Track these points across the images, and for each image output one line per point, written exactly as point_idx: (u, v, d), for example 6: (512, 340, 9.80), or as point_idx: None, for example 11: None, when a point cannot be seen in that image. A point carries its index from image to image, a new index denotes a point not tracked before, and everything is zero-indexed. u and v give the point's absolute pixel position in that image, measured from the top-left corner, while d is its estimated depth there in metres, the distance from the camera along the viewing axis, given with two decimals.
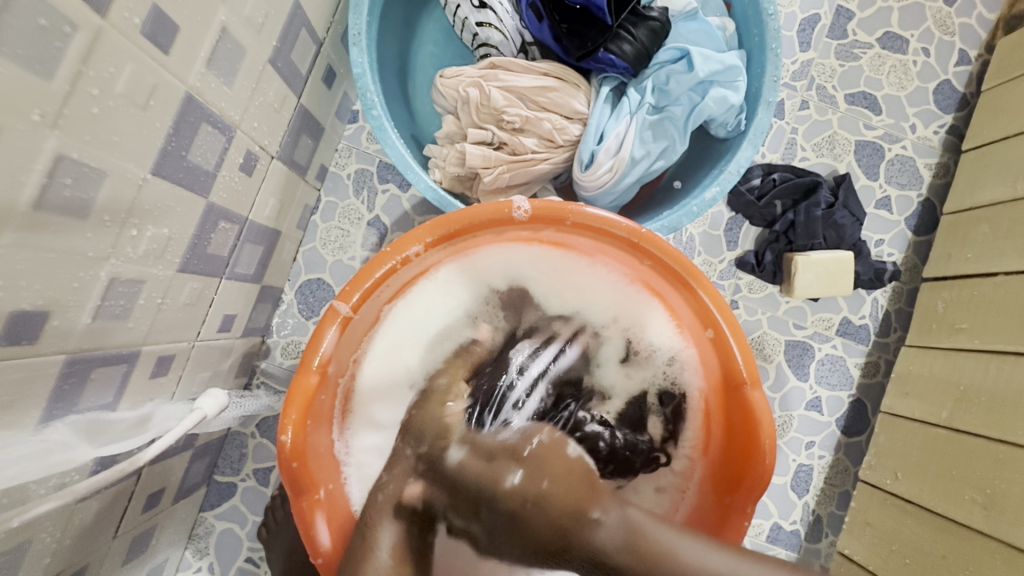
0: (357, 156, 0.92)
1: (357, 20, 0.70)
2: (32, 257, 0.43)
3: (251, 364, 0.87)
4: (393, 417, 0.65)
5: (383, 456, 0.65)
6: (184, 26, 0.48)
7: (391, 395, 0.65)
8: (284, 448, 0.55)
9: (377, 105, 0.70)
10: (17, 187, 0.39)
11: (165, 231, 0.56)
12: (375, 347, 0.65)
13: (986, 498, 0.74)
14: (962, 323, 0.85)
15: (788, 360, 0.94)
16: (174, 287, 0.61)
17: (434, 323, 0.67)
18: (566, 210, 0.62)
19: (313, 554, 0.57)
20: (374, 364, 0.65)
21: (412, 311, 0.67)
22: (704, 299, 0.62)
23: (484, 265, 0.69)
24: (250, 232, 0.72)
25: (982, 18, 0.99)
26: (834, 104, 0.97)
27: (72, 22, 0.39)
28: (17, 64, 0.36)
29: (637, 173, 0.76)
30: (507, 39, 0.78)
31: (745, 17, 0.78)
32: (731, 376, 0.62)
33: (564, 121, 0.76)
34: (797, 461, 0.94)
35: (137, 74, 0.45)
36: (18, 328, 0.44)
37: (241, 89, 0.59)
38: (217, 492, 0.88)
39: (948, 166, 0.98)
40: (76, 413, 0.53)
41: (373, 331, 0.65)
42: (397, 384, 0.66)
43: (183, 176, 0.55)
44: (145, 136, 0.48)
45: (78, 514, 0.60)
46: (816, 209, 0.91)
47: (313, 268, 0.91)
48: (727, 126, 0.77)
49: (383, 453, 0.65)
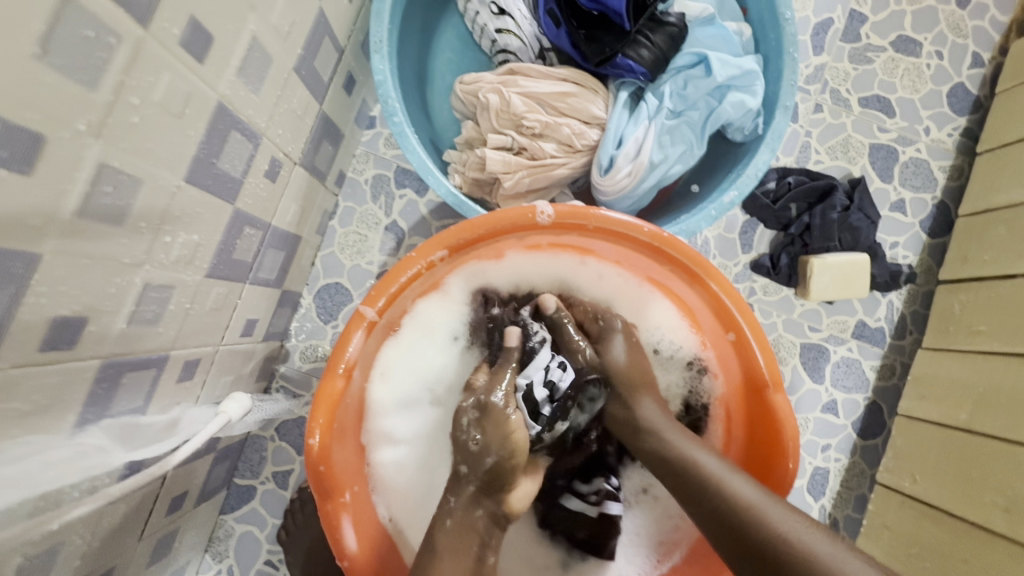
0: (375, 162, 0.93)
1: (379, 28, 0.70)
2: (72, 264, 0.44)
3: (270, 368, 0.88)
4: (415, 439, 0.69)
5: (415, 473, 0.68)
6: (217, 35, 0.49)
7: (409, 405, 0.68)
8: (312, 451, 0.56)
9: (398, 111, 0.70)
10: (60, 195, 0.40)
11: (194, 237, 0.56)
12: (389, 359, 0.67)
13: (1007, 501, 0.74)
14: (980, 325, 0.85)
15: (803, 363, 0.94)
16: (201, 291, 0.61)
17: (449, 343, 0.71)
18: (588, 214, 0.62)
19: (340, 558, 0.57)
20: (389, 377, 0.67)
21: (431, 322, 0.69)
22: (722, 298, 0.63)
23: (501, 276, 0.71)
24: (273, 238, 0.73)
25: (995, 20, 0.99)
26: (848, 107, 0.97)
27: (116, 32, 0.39)
28: (63, 75, 0.37)
29: (655, 178, 0.76)
30: (525, 45, 0.79)
31: (761, 22, 0.78)
32: (753, 379, 0.63)
33: (582, 126, 0.77)
34: (814, 464, 0.94)
35: (173, 83, 0.46)
36: (58, 333, 0.45)
37: (267, 96, 0.59)
38: (237, 495, 0.89)
39: (962, 168, 0.98)
40: (109, 417, 0.54)
41: (391, 341, 0.66)
42: (419, 396, 0.69)
43: (212, 182, 0.56)
44: (179, 143, 0.49)
45: (106, 517, 0.60)
46: (832, 212, 0.91)
47: (332, 272, 0.92)
48: (744, 130, 0.78)
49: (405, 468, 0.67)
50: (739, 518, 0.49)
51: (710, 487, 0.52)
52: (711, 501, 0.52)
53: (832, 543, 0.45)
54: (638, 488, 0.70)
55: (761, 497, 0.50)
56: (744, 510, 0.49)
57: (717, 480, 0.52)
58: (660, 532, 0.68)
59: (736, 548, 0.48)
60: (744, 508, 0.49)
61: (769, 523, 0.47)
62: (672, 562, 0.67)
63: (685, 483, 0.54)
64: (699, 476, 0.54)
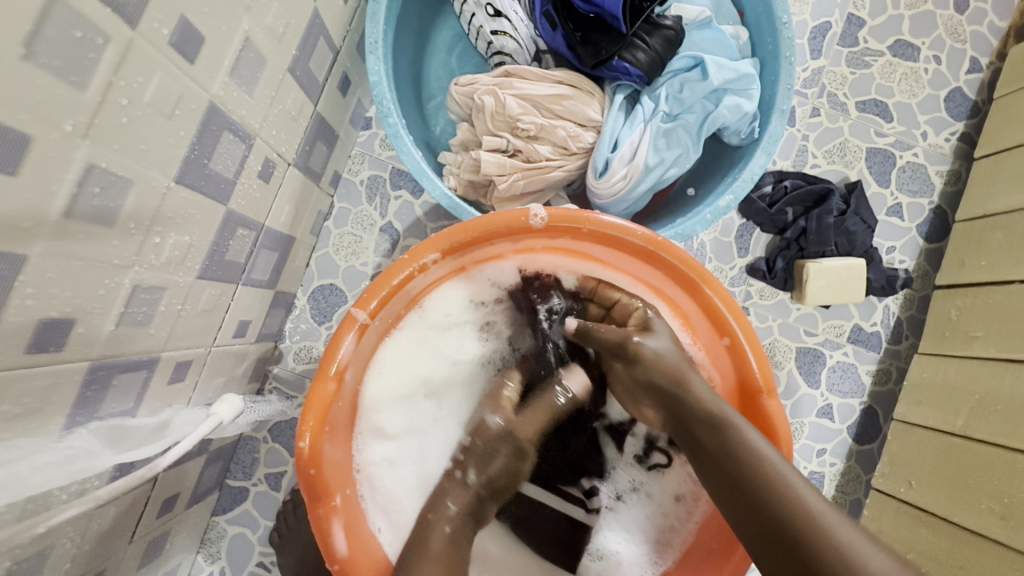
0: (370, 163, 0.92)
1: (374, 29, 0.70)
2: (62, 265, 0.44)
3: (264, 369, 0.88)
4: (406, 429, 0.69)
5: (401, 464, 0.68)
6: (209, 37, 0.49)
7: (402, 398, 0.69)
8: (302, 455, 0.56)
9: (393, 113, 0.70)
10: (48, 196, 0.40)
11: (186, 238, 0.56)
12: (385, 355, 0.67)
13: (1004, 509, 0.74)
14: (977, 330, 0.85)
15: (799, 367, 0.94)
16: (193, 293, 0.61)
17: (443, 336, 0.71)
18: (582, 218, 0.62)
19: (329, 561, 0.57)
20: (385, 372, 0.67)
21: (432, 319, 0.70)
22: (714, 302, 0.63)
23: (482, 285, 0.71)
24: (266, 239, 0.72)
25: (993, 25, 0.99)
26: (845, 112, 0.97)
27: (105, 33, 0.39)
28: (50, 75, 0.37)
29: (650, 181, 0.76)
30: (522, 47, 0.79)
31: (758, 26, 0.78)
32: (747, 384, 0.63)
33: (578, 129, 0.77)
34: (809, 468, 0.93)
35: (164, 84, 0.45)
36: (45, 335, 0.45)
37: (261, 98, 0.59)
38: (230, 497, 0.89)
39: (960, 173, 0.98)
40: (98, 419, 0.54)
41: (384, 340, 0.66)
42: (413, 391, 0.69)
43: (205, 184, 0.56)
44: (169, 144, 0.49)
45: (96, 519, 0.60)
46: (827, 217, 0.91)
47: (326, 274, 0.92)
48: (740, 133, 0.77)
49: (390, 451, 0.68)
50: (790, 516, 0.47)
51: (769, 477, 0.50)
52: (742, 463, 0.52)
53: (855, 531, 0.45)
54: (627, 486, 0.70)
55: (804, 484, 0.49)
56: (793, 506, 0.47)
57: (773, 469, 0.50)
58: (654, 533, 0.68)
59: (769, 537, 0.47)
60: (802, 513, 0.47)
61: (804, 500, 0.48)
62: (667, 566, 0.66)
63: (729, 460, 0.53)
64: (749, 456, 0.52)
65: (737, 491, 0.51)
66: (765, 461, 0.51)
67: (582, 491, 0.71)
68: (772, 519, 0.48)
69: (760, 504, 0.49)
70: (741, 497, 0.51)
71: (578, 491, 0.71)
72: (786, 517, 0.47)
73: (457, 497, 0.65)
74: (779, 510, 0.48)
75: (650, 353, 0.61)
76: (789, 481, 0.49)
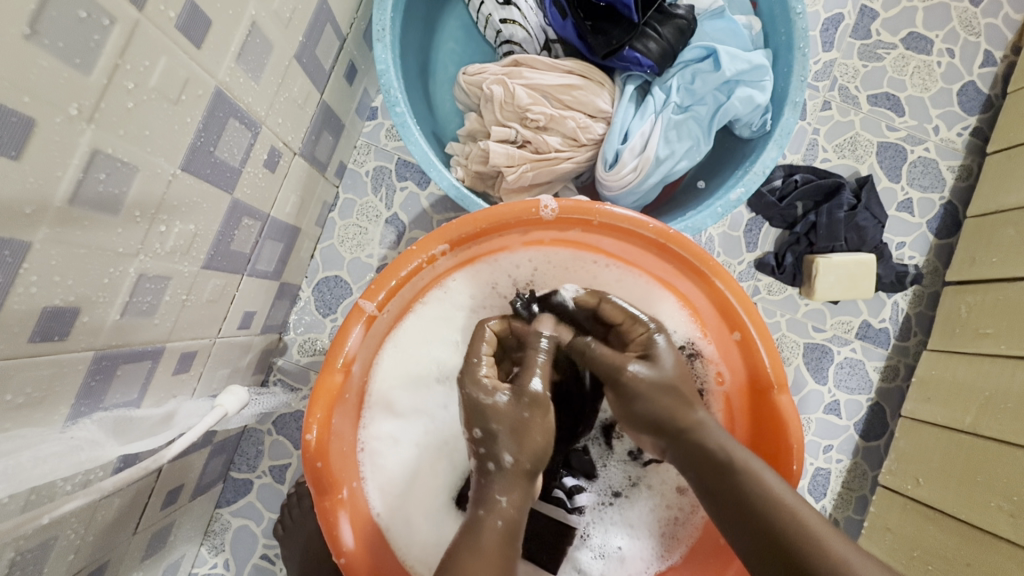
0: (376, 153, 0.91)
1: (382, 16, 0.69)
2: (66, 253, 0.43)
3: (268, 361, 0.87)
4: (416, 416, 0.67)
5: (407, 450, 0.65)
6: (215, 19, 0.47)
7: (416, 383, 0.67)
8: (308, 447, 0.56)
9: (400, 102, 0.69)
10: (53, 182, 0.39)
11: (191, 227, 0.55)
12: (400, 336, 0.67)
13: (1013, 506, 0.73)
14: (987, 327, 0.84)
15: (806, 363, 0.94)
16: (198, 283, 0.60)
17: (463, 322, 0.69)
18: (592, 210, 0.61)
19: (335, 554, 0.56)
20: (402, 349, 0.67)
21: (446, 306, 0.68)
22: (726, 295, 0.62)
23: (492, 278, 0.69)
24: (271, 229, 0.71)
25: (1008, 18, 0.97)
26: (856, 105, 0.96)
27: (110, 13, 0.38)
28: (53, 56, 0.36)
29: (661, 174, 0.74)
30: (531, 36, 0.78)
31: (771, 16, 0.76)
32: (758, 379, 0.62)
33: (587, 119, 0.76)
34: (815, 464, 0.93)
35: (170, 68, 0.44)
36: (49, 324, 0.44)
37: (267, 84, 0.58)
38: (234, 488, 0.88)
39: (971, 169, 0.97)
40: (103, 410, 0.53)
41: (402, 317, 0.67)
42: (426, 376, 0.67)
43: (210, 171, 0.55)
44: (175, 130, 0.48)
45: (101, 511, 0.60)
46: (838, 212, 0.90)
47: (331, 265, 0.91)
48: (751, 126, 0.76)
49: (399, 440, 0.66)
50: (798, 541, 0.47)
51: (777, 505, 0.49)
52: (743, 488, 0.51)
53: (849, 546, 0.46)
54: (625, 481, 0.69)
55: (800, 503, 0.49)
56: (794, 527, 0.47)
57: (779, 497, 0.49)
58: (658, 527, 0.67)
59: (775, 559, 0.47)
60: (810, 537, 0.47)
61: (803, 520, 0.48)
62: (673, 561, 0.66)
63: (728, 482, 0.52)
64: (755, 485, 0.51)
65: (735, 513, 0.51)
66: (766, 485, 0.50)
67: (562, 491, 0.68)
68: (773, 541, 0.48)
69: (765, 528, 0.48)
70: (742, 520, 0.50)
71: (560, 491, 0.68)
72: (787, 540, 0.47)
73: (506, 487, 0.54)
74: (787, 536, 0.47)
75: (645, 385, 0.58)
76: (789, 505, 0.49)
